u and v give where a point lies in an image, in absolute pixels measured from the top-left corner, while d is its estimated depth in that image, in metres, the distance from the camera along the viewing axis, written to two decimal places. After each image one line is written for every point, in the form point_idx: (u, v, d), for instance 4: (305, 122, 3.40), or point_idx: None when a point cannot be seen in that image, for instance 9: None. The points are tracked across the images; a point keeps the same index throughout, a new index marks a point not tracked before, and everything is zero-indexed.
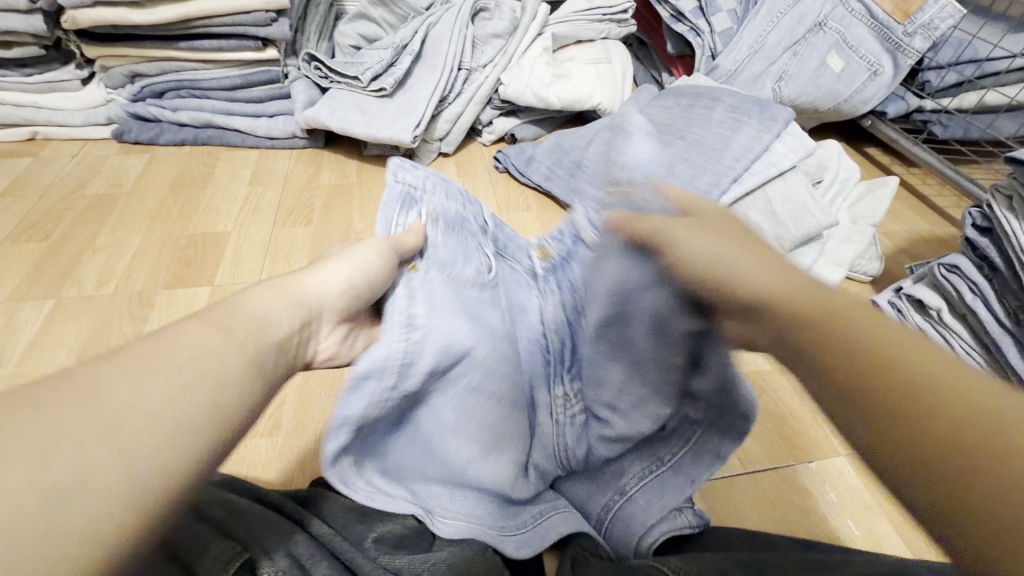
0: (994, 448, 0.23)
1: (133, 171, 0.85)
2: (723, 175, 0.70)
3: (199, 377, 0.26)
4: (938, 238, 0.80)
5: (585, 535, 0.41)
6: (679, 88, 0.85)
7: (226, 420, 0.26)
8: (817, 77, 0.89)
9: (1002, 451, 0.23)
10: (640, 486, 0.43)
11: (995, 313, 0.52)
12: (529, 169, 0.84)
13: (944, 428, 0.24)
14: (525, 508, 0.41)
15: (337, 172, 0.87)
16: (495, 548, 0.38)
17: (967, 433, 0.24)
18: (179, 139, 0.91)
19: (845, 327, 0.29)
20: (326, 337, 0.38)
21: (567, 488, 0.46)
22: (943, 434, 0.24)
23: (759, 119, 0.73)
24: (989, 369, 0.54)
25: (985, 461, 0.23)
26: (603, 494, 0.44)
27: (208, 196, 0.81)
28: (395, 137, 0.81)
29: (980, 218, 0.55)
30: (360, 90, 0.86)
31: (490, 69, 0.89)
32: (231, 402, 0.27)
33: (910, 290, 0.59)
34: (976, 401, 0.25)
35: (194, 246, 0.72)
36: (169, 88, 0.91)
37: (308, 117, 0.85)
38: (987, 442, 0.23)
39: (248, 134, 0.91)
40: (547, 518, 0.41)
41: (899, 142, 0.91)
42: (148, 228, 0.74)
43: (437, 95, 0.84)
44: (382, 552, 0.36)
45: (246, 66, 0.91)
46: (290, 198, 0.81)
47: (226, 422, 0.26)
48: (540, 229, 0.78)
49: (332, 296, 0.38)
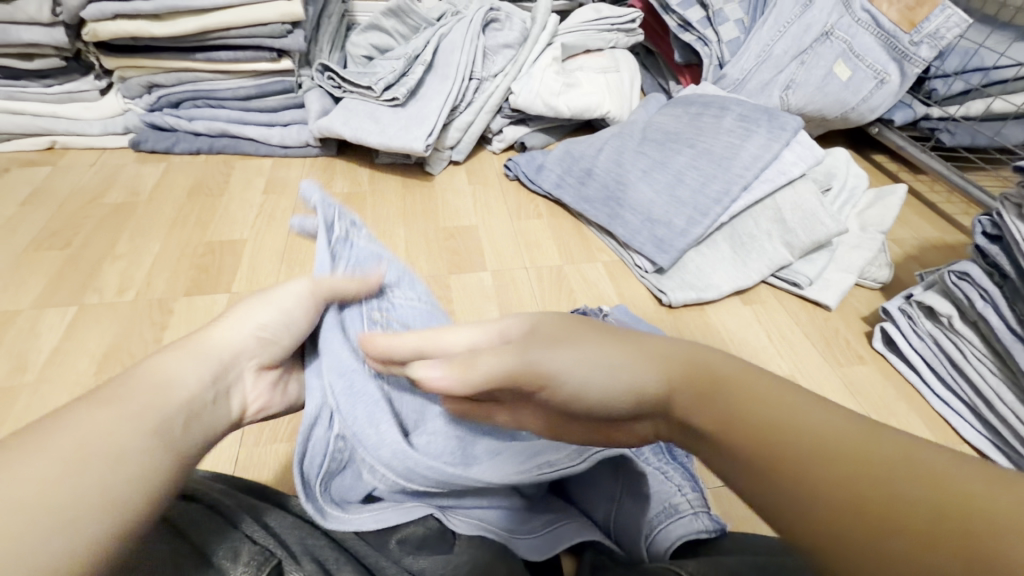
0: (977, 512, 0.19)
1: (150, 179, 0.87)
2: (732, 183, 0.71)
3: (84, 452, 0.27)
4: (947, 244, 0.81)
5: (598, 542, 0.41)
6: (688, 97, 0.86)
7: (118, 498, 0.27)
8: (824, 85, 0.90)
9: (985, 513, 0.19)
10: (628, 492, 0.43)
11: (1006, 320, 0.53)
12: (539, 177, 0.85)
13: (912, 507, 0.20)
14: (536, 514, 0.41)
15: (350, 180, 0.89)
16: (509, 551, 0.38)
17: (936, 503, 0.20)
18: (194, 148, 0.92)
19: (764, 426, 0.25)
20: (252, 387, 0.38)
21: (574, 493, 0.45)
22: (912, 512, 0.20)
23: (768, 127, 0.74)
24: (1001, 376, 0.54)
25: (972, 528, 0.19)
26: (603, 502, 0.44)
27: (224, 204, 0.82)
28: (407, 146, 0.82)
29: (990, 226, 0.55)
30: (373, 99, 0.87)
31: (501, 78, 0.91)
32: (122, 481, 0.27)
33: (920, 298, 0.60)
34: (922, 467, 0.21)
35: (212, 254, 0.73)
36: (185, 98, 0.93)
37: (322, 126, 0.86)
38: (965, 508, 0.20)
39: (262, 143, 0.93)
40: (559, 525, 0.40)
41: (907, 150, 0.92)
42: (165, 236, 0.75)
43: (449, 104, 0.85)
44: (406, 554, 0.36)
45: (261, 76, 0.92)
46: (304, 205, 0.82)
47: (119, 499, 0.27)
48: (551, 236, 0.79)
49: (240, 349, 0.37)
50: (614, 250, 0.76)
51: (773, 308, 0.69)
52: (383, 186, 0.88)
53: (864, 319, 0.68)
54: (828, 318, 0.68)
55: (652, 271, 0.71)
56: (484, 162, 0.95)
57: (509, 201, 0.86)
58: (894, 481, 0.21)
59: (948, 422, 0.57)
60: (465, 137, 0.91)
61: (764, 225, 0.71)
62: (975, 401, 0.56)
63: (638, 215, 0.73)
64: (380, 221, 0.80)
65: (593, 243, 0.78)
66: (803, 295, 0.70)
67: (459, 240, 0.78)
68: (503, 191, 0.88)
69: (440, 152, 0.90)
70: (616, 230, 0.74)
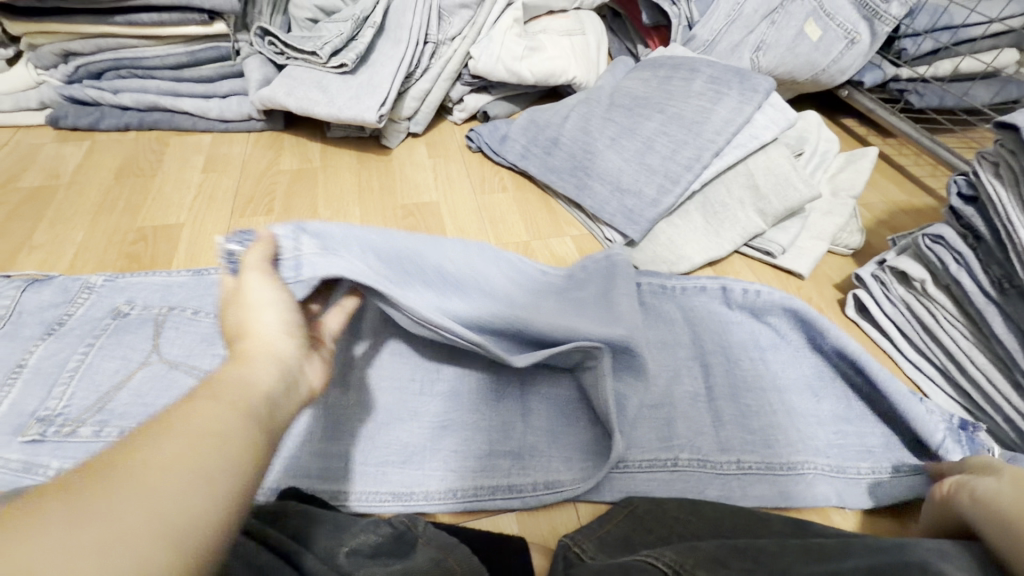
0: (816, 283, 0.67)
1: (73, 160, 0.78)
2: (704, 149, 0.67)
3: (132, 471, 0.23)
4: (917, 208, 0.80)
5: (557, 481, 0.47)
6: (656, 59, 0.81)
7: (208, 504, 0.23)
8: (795, 46, 0.86)
9: (818, 283, 0.67)
10: (533, 445, 0.50)
11: (979, 283, 0.52)
12: (503, 148, 0.80)
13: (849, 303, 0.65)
14: (470, 479, 0.47)
15: (300, 155, 0.82)
16: (471, 484, 0.47)
17: (824, 283, 0.67)
18: (122, 124, 0.84)
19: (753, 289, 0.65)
20: None
21: (452, 443, 0.49)
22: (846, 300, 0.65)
23: (740, 89, 0.71)
24: (975, 342, 0.53)
25: (819, 287, 0.67)
26: (498, 453, 0.49)
27: (157, 185, 0.75)
28: (359, 117, 0.76)
29: (965, 186, 0.54)
30: (320, 66, 0.80)
31: (459, 42, 0.84)
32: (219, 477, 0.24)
33: (894, 263, 0.58)
34: (805, 283, 0.67)
35: (144, 240, 0.66)
36: (108, 68, 0.85)
37: (265, 97, 0.79)
38: (808, 283, 0.67)
39: (199, 118, 0.85)
40: (500, 490, 0.47)
41: (877, 112, 0.90)
42: (90, 222, 0.68)
43: (403, 70, 0.79)
44: (359, 565, 0.34)
45: (193, 43, 0.85)
46: (249, 184, 0.76)
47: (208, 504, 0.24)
48: (518, 212, 0.74)
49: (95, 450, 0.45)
50: (582, 223, 0.73)
51: (745, 278, 0.67)
52: (336, 161, 0.81)
53: (837, 286, 0.67)
54: (800, 287, 0.67)
55: (622, 244, 0.68)
56: (445, 133, 0.90)
57: (472, 174, 0.81)
58: (834, 294, 0.66)
59: (919, 387, 0.57)
60: (423, 107, 0.85)
61: (735, 193, 0.68)
62: (946, 365, 0.55)
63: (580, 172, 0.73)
64: (334, 199, 0.74)
65: (561, 216, 0.74)
66: (776, 264, 0.68)
67: (420, 217, 0.73)
68: (465, 163, 0.83)
69: (396, 124, 0.84)
70: (584, 203, 0.71)
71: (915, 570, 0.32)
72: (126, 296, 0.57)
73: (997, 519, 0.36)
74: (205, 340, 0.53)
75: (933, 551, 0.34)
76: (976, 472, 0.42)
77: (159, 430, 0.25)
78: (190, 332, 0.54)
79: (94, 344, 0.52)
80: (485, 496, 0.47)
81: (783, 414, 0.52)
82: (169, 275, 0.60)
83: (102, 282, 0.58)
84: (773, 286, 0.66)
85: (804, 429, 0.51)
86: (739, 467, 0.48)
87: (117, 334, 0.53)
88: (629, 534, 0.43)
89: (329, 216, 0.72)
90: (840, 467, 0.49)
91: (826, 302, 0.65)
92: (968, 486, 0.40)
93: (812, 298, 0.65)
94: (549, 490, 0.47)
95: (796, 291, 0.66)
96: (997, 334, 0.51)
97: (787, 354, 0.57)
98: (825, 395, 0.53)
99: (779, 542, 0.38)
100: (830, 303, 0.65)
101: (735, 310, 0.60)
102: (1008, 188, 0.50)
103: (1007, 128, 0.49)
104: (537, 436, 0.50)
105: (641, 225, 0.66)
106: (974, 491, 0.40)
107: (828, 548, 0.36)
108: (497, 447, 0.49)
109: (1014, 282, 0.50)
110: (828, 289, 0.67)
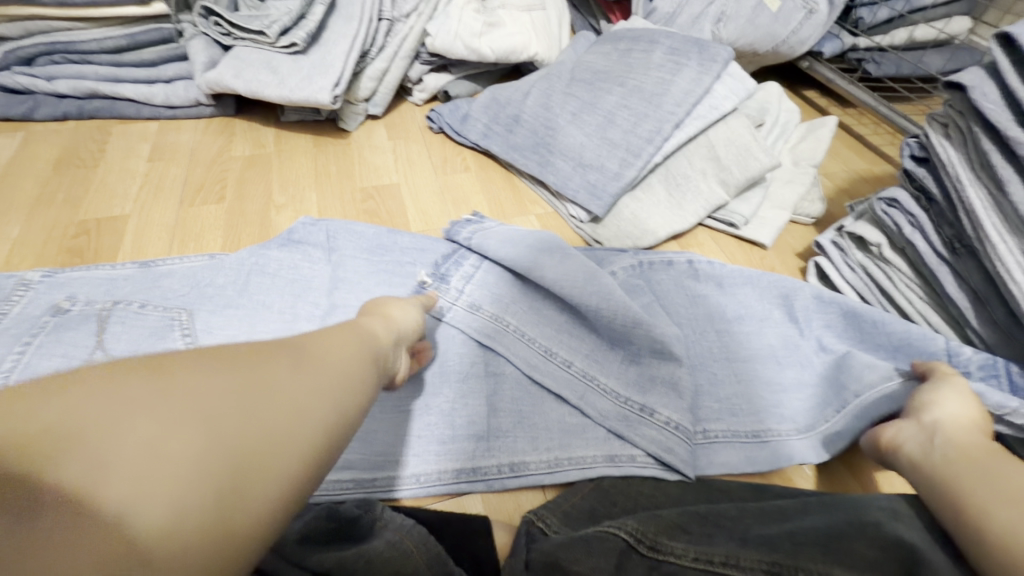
0: (778, 251, 0.68)
1: (6, 152, 0.74)
2: (665, 121, 0.67)
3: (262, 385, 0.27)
4: (876, 175, 0.81)
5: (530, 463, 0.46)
6: (616, 32, 0.80)
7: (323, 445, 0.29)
8: (754, 17, 0.86)
9: (780, 251, 0.68)
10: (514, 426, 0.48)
11: (931, 243, 0.53)
12: (465, 128, 0.78)
13: None
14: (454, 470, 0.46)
15: (253, 141, 0.79)
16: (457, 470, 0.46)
17: (785, 250, 0.68)
18: (60, 113, 0.79)
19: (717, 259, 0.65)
20: None
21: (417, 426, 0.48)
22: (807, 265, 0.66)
23: (699, 59, 0.70)
24: (930, 303, 0.55)
25: (780, 254, 0.67)
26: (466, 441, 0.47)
27: (100, 176, 0.71)
28: (312, 98, 0.73)
29: (917, 149, 0.55)
30: (269, 46, 0.77)
31: (415, 19, 0.82)
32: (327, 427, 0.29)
33: (851, 228, 0.59)
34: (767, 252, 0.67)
35: (87, 234, 0.63)
36: (38, 53, 0.80)
37: (211, 79, 0.75)
38: (770, 252, 0.67)
39: (143, 104, 0.81)
40: (481, 476, 0.46)
41: (837, 83, 0.91)
42: (27, 217, 0.64)
43: (357, 49, 0.76)
44: (311, 553, 0.33)
45: (132, 25, 0.81)
46: (199, 172, 0.73)
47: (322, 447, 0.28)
48: (482, 193, 0.73)
49: None
50: (546, 200, 0.72)
51: (710, 249, 0.67)
52: (292, 146, 0.78)
53: (799, 254, 0.68)
54: (764, 256, 0.67)
55: (587, 220, 0.67)
56: (406, 115, 0.87)
57: (434, 154, 0.79)
58: (794, 260, 0.67)
59: None
60: (381, 87, 0.82)
61: (697, 165, 0.68)
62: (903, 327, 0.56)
63: (541, 146, 0.71)
64: (290, 185, 0.72)
65: (525, 195, 0.73)
66: (739, 235, 0.68)
67: (379, 200, 0.71)
68: (427, 144, 0.81)
69: (354, 105, 0.81)
70: (547, 179, 0.69)
71: (868, 527, 0.33)
72: (66, 292, 0.54)
73: (941, 483, 0.36)
74: (153, 334, 0.50)
75: (885, 512, 0.34)
76: (908, 421, 0.41)
77: (314, 353, 0.31)
78: (137, 326, 0.50)
79: (32, 342, 0.48)
80: (458, 483, 0.45)
81: (751, 379, 0.51)
82: (118, 268, 0.58)
83: (40, 278, 0.55)
84: (735, 255, 0.67)
85: (771, 394, 0.51)
86: (707, 437, 0.48)
87: (57, 332, 0.49)
88: (596, 510, 0.43)
89: (285, 201, 0.69)
90: (809, 425, 0.49)
91: (788, 270, 0.66)
92: (901, 447, 0.40)
93: (775, 266, 0.66)
94: (515, 472, 0.46)
95: (758, 259, 0.67)
96: (951, 294, 0.52)
97: (755, 320, 0.56)
98: (791, 362, 0.53)
99: (740, 507, 0.38)
100: (793, 270, 0.66)
101: (703, 281, 0.59)
102: (958, 149, 0.50)
103: (955, 87, 0.49)
104: (510, 424, 0.48)
105: (604, 200, 0.65)
106: (910, 454, 0.39)
107: (787, 509, 0.37)
108: (461, 431, 0.47)
109: (964, 242, 0.51)
110: (789, 257, 0.67)
